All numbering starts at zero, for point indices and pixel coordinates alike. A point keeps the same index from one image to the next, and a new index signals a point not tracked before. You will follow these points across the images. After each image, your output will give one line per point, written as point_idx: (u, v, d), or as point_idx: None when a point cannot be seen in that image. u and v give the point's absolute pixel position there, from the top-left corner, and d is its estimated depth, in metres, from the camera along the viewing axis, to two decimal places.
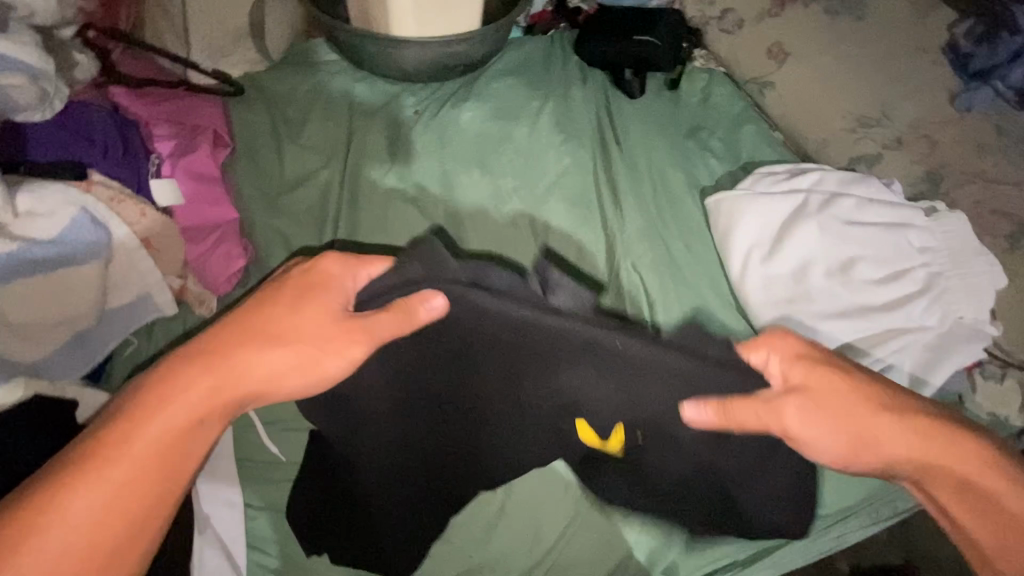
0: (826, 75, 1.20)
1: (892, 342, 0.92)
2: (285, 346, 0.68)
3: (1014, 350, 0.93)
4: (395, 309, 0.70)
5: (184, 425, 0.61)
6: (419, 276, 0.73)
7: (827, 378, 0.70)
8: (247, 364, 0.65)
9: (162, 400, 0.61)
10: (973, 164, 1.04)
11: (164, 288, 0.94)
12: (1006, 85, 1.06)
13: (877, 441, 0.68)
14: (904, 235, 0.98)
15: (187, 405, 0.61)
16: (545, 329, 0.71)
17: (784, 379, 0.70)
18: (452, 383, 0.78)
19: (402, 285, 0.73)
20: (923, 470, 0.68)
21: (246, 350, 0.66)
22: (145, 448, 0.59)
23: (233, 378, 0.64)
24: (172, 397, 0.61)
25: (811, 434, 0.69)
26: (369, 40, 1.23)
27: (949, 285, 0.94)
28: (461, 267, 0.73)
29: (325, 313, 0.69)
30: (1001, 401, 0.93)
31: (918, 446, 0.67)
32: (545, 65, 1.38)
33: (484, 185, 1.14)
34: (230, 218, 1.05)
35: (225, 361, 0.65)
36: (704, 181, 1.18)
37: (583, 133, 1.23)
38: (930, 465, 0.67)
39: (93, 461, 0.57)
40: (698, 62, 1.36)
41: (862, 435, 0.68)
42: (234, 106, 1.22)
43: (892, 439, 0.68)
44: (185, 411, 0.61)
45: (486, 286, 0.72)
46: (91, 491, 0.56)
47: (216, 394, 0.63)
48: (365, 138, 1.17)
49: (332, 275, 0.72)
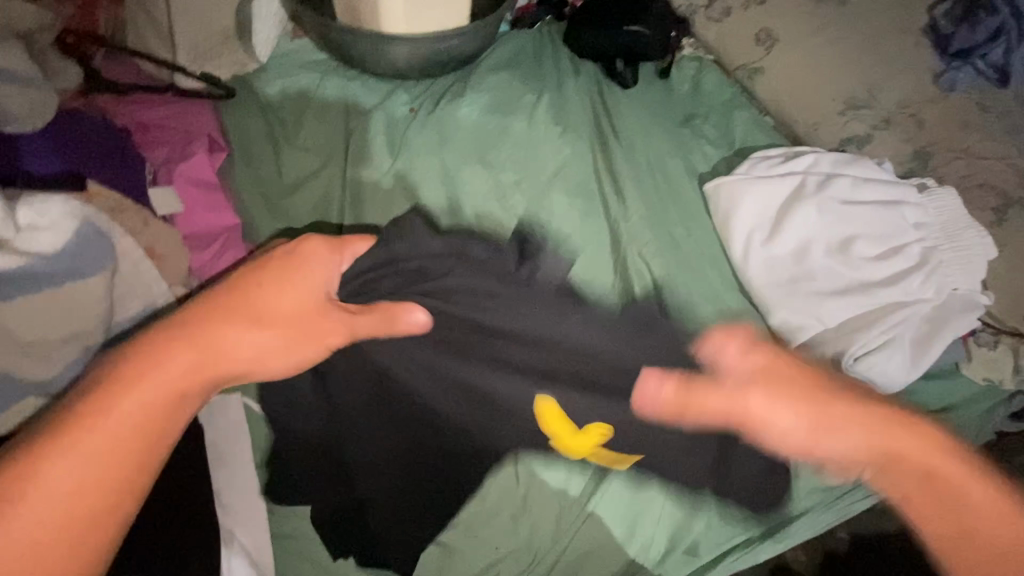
0: (813, 59, 1.23)
1: (893, 316, 0.95)
2: (267, 326, 0.62)
3: (1005, 318, 0.97)
4: (376, 310, 0.76)
5: (165, 402, 0.53)
6: (397, 253, 0.81)
7: (779, 374, 0.74)
8: (239, 318, 0.61)
9: (144, 365, 0.54)
10: (958, 141, 1.07)
11: (170, 298, 0.90)
12: (987, 64, 1.11)
13: (849, 439, 0.68)
14: (898, 212, 1.01)
15: (176, 368, 0.55)
16: (514, 306, 0.82)
17: (737, 368, 0.77)
18: (435, 378, 0.82)
19: (382, 264, 0.80)
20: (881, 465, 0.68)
21: (228, 322, 0.60)
22: (115, 418, 0.50)
23: (231, 337, 0.60)
24: (147, 373, 0.53)
25: (777, 423, 0.73)
26: (361, 37, 1.21)
27: (944, 258, 0.97)
28: (441, 242, 0.84)
29: (308, 298, 0.67)
30: (994, 367, 0.97)
31: (876, 444, 0.67)
32: (537, 58, 1.38)
33: (485, 180, 1.14)
34: (231, 223, 1.04)
35: (221, 316, 0.60)
36: (701, 168, 1.20)
37: (579, 125, 1.24)
38: (895, 458, 0.67)
39: (34, 464, 0.46)
40: (687, 51, 1.38)
41: (821, 425, 0.70)
42: (225, 109, 1.20)
43: (849, 436, 0.68)
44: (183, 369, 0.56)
45: (467, 257, 0.84)
46: (72, 462, 0.48)
47: (197, 371, 0.56)
48: (363, 137, 1.16)
49: (314, 259, 0.70)
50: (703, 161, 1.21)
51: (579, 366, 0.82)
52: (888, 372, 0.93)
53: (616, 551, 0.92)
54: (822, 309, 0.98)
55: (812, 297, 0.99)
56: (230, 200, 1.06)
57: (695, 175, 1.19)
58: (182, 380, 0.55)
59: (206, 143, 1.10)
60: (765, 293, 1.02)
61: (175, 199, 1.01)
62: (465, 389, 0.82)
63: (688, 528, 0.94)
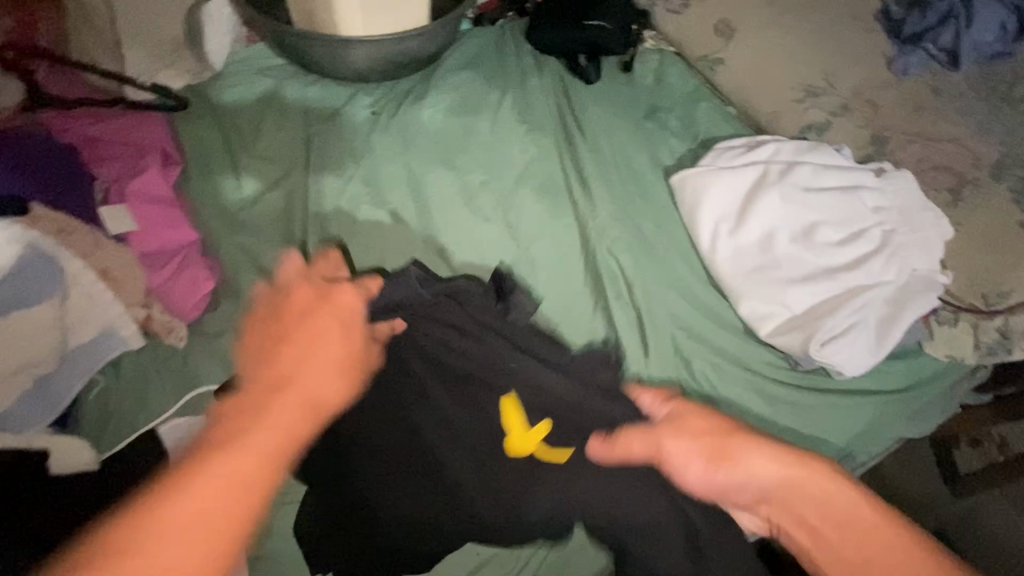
0: (771, 48, 1.24)
1: (858, 300, 0.97)
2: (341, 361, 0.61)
3: (963, 295, 0.99)
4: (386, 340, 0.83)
5: (282, 441, 0.53)
6: (395, 295, 0.89)
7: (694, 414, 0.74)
8: (303, 353, 0.59)
9: (243, 411, 0.53)
10: (913, 124, 1.10)
11: (128, 321, 0.89)
12: (938, 47, 1.14)
13: (763, 461, 0.68)
14: (858, 197, 1.03)
15: (273, 408, 0.54)
16: (494, 340, 0.88)
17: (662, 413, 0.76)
18: (436, 386, 0.84)
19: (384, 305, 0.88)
20: (793, 497, 0.66)
21: (314, 361, 0.59)
22: (236, 463, 0.50)
23: (315, 374, 0.58)
24: (261, 418, 0.53)
25: (681, 464, 0.71)
26: (317, 42, 1.19)
27: (904, 240, 1.00)
28: (436, 285, 0.92)
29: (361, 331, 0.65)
30: (955, 344, 1.00)
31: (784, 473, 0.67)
32: (499, 56, 1.36)
33: (451, 182, 1.12)
34: (190, 239, 1.00)
35: (278, 371, 0.57)
36: (667, 161, 1.21)
37: (544, 122, 1.23)
38: (803, 490, 0.66)
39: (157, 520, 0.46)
40: (648, 44, 1.38)
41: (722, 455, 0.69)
42: (179, 121, 1.16)
43: (760, 465, 0.68)
44: (280, 408, 0.54)
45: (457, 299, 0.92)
46: (209, 498, 0.48)
47: (307, 410, 0.56)
48: (324, 144, 1.14)
49: (355, 294, 0.67)
50: (669, 155, 1.22)
51: (556, 404, 0.85)
52: (853, 356, 0.95)
53: None
54: (789, 296, 0.99)
55: (780, 285, 1.00)
56: (188, 215, 1.03)
57: (661, 169, 1.19)
58: (282, 417, 0.54)
59: (160, 158, 1.07)
60: (734, 283, 1.03)
61: (128, 217, 0.97)
62: (462, 394, 0.85)
63: None
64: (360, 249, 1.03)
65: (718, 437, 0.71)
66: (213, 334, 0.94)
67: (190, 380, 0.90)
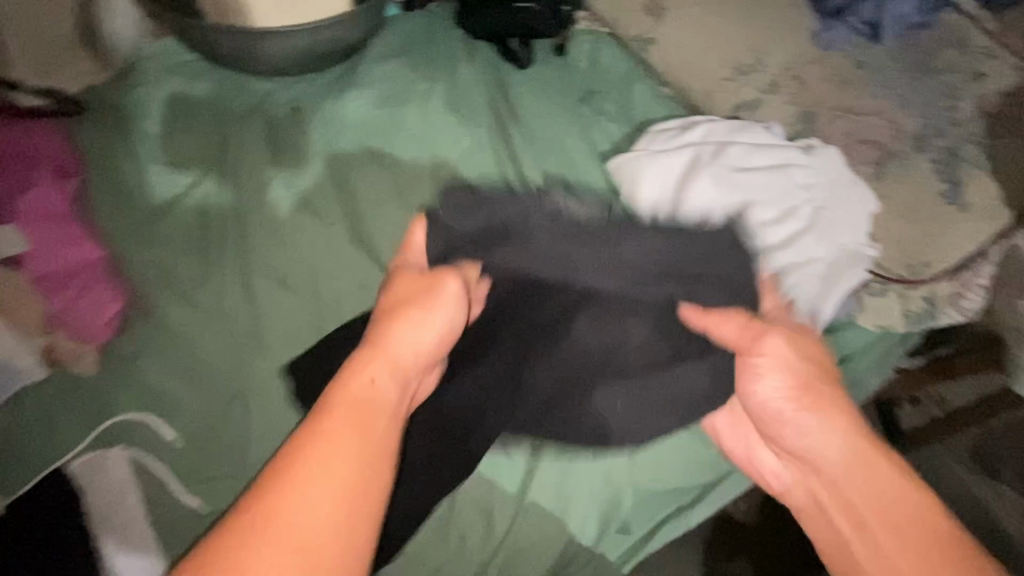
0: (702, 26, 1.23)
1: (791, 279, 0.98)
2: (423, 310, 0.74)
3: (890, 267, 1.02)
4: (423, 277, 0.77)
5: (367, 414, 0.66)
6: (495, 200, 0.87)
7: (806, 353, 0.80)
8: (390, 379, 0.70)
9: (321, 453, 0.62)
10: (839, 99, 1.11)
11: (24, 351, 0.85)
12: (860, 21, 1.15)
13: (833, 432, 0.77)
14: (789, 175, 1.03)
15: (353, 461, 0.62)
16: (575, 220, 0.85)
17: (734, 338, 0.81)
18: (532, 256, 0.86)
19: (476, 236, 0.86)
20: (867, 470, 0.74)
21: (387, 327, 0.73)
22: (326, 511, 0.59)
23: (386, 432, 0.66)
24: (348, 388, 0.67)
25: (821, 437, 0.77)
26: (227, 35, 1.11)
27: (833, 216, 1.01)
28: (499, 207, 0.86)
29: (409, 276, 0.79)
30: (883, 314, 1.03)
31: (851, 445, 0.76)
32: (429, 42, 1.30)
33: (381, 178, 1.07)
34: (94, 257, 0.93)
35: (378, 338, 0.73)
36: (603, 146, 1.19)
37: (477, 111, 1.18)
38: (873, 464, 0.74)
39: (263, 511, 0.58)
40: (582, 25, 1.35)
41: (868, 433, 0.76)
42: (77, 127, 1.07)
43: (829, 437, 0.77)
44: (361, 464, 0.63)
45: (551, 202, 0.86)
46: (301, 489, 0.59)
47: (395, 367, 0.71)
48: (241, 145, 1.07)
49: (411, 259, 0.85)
50: (605, 140, 1.19)
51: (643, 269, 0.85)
52: None
53: (549, 544, 0.93)
54: None
55: None
56: (90, 231, 0.95)
57: (597, 154, 1.17)
58: (363, 472, 0.62)
59: (56, 171, 0.99)
60: None
61: (21, 240, 0.92)
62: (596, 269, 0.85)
63: (617, 510, 0.95)
64: (285, 255, 0.97)
65: (809, 369, 0.79)
66: (127, 358, 0.88)
67: (102, 409, 0.85)
